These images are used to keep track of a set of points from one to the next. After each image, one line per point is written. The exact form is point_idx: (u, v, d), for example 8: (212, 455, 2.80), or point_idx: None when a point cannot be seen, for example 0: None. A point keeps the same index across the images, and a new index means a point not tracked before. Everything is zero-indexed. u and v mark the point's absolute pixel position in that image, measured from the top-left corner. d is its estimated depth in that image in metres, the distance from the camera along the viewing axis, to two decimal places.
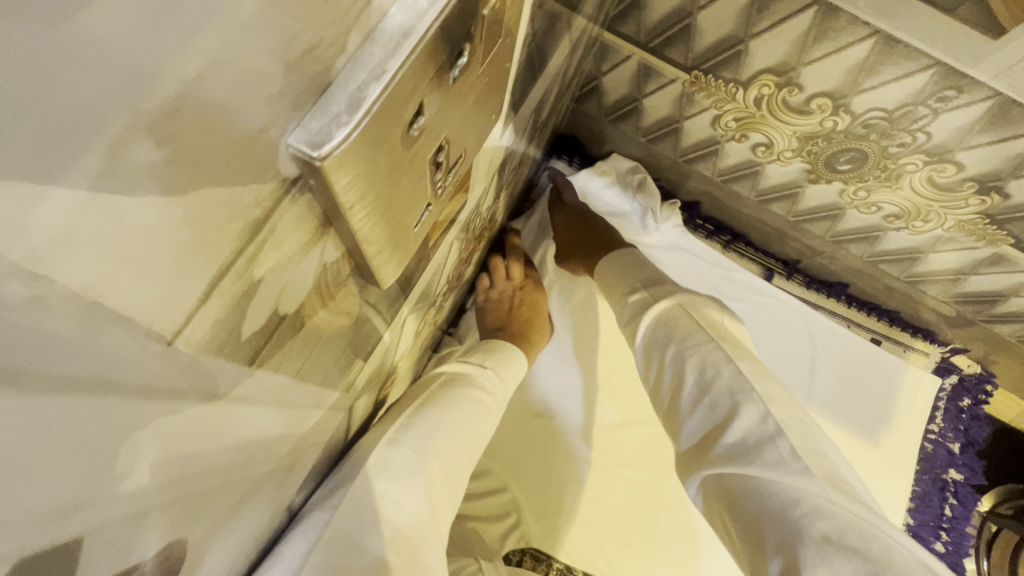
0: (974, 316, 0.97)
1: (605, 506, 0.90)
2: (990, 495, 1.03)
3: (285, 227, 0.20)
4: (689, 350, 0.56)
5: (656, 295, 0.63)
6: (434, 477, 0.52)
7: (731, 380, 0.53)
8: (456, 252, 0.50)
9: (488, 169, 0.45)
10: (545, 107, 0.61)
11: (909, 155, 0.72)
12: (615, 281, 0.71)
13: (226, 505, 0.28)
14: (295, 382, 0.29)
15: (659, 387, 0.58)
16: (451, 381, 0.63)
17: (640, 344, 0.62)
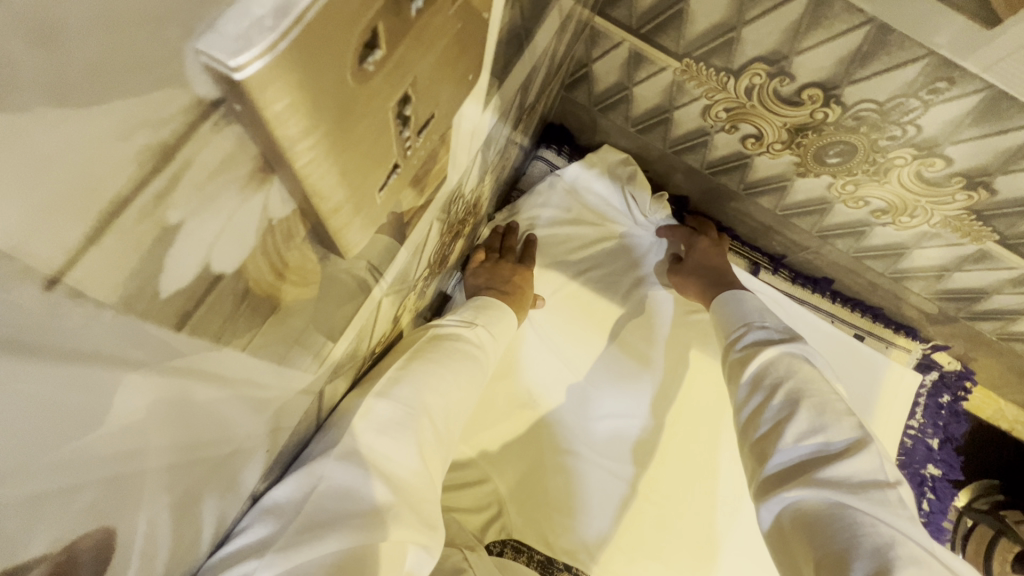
0: (956, 313, 0.97)
1: (591, 494, 0.90)
2: (966, 490, 1.04)
3: (209, 170, 0.16)
4: (811, 390, 0.58)
5: (781, 337, 0.65)
6: (424, 427, 0.55)
7: (850, 428, 0.55)
8: (437, 233, 0.48)
9: (468, 149, 0.43)
10: (532, 90, 0.59)
11: (898, 149, 0.72)
12: (737, 313, 0.72)
13: (192, 482, 0.27)
14: (248, 359, 0.25)
15: (759, 409, 0.59)
16: (436, 339, 0.64)
17: (747, 374, 0.63)
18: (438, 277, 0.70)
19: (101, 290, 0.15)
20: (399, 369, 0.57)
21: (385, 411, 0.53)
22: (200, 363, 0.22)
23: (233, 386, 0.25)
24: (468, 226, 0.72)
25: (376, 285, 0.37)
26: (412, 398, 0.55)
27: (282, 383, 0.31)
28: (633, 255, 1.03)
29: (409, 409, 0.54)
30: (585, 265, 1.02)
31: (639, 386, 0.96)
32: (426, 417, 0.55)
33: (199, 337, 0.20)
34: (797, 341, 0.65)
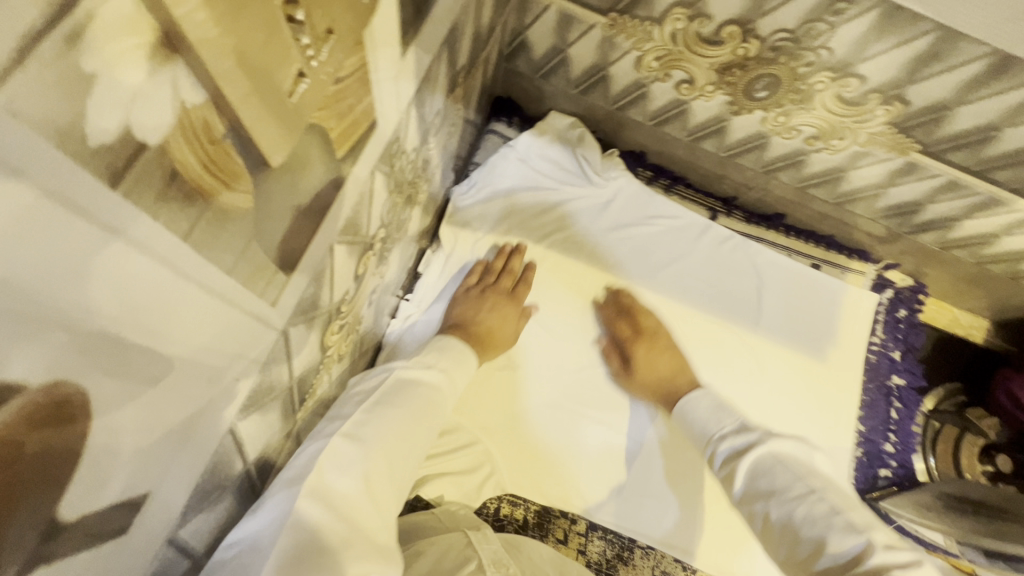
0: (899, 229, 1.03)
1: (573, 444, 0.95)
2: (934, 395, 1.10)
3: (111, 32, 0.18)
4: (794, 501, 0.58)
5: (751, 442, 0.67)
6: (375, 464, 0.53)
7: (846, 530, 0.54)
8: (382, 189, 0.51)
9: (402, 100, 0.46)
10: (462, 53, 0.62)
11: (817, 74, 0.76)
12: (700, 424, 0.77)
13: (176, 391, 0.28)
14: (217, 270, 0.28)
15: (766, 520, 0.60)
16: (400, 382, 0.63)
17: (737, 492, 0.64)
18: (399, 247, 0.72)
19: (41, 157, 0.17)
20: (363, 409, 0.58)
21: (341, 448, 0.52)
22: (136, 307, 0.23)
23: (174, 328, 0.26)
24: (423, 196, 0.75)
25: (326, 227, 0.39)
26: (371, 436, 0.55)
27: (241, 306, 0.31)
28: (591, 224, 1.07)
29: (367, 444, 0.54)
30: (546, 230, 1.06)
31: (619, 335, 1.02)
32: (381, 456, 0.54)
33: (161, 214, 0.22)
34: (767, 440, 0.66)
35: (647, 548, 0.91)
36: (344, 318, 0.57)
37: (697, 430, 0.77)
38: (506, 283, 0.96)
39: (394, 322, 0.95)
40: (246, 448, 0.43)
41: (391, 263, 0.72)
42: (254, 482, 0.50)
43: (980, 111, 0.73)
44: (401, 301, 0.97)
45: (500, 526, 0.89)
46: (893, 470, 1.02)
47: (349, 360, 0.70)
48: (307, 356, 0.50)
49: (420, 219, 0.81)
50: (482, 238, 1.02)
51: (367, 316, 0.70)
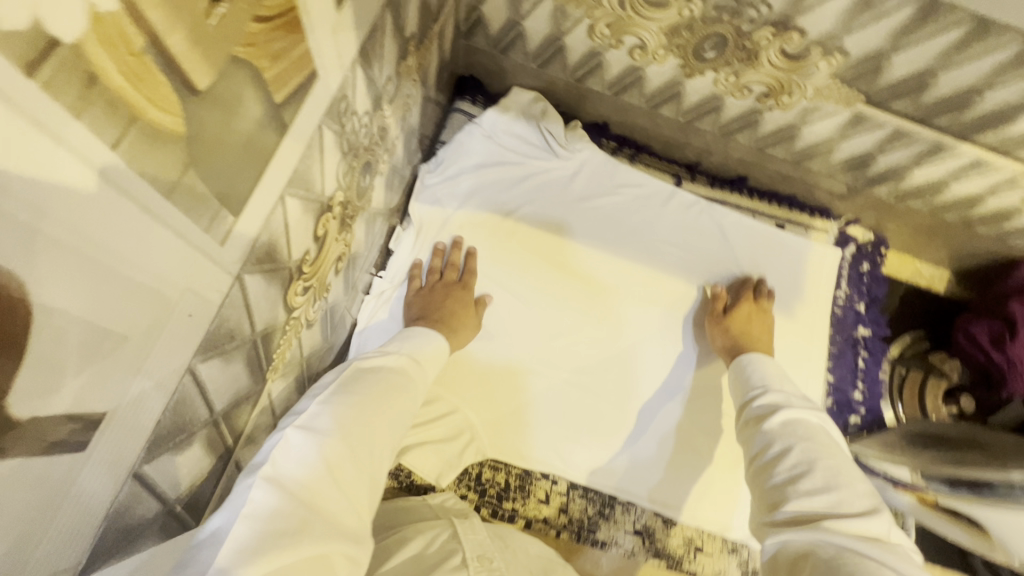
0: (856, 182, 1.06)
1: (550, 410, 0.98)
2: (898, 343, 1.14)
3: None
4: (823, 454, 0.59)
5: (796, 403, 0.67)
6: (335, 450, 0.50)
7: (863, 493, 0.55)
8: (333, 147, 0.53)
9: (345, 56, 0.48)
10: (410, 19, 0.64)
11: (760, 31, 0.79)
12: (758, 374, 0.74)
13: (124, 314, 0.30)
14: (160, 197, 0.29)
15: (774, 460, 0.60)
16: (360, 373, 0.60)
17: (767, 426, 0.64)
18: (363, 216, 0.74)
19: None
20: (321, 400, 0.55)
21: (297, 439, 0.50)
22: (79, 220, 0.25)
23: (110, 243, 0.27)
24: (385, 167, 0.77)
25: (272, 173, 0.41)
26: (328, 424, 0.52)
27: (185, 235, 0.32)
28: (558, 196, 1.09)
29: (325, 432, 0.51)
30: (514, 203, 1.08)
31: (593, 304, 1.04)
32: (342, 442, 0.51)
33: (94, 129, 0.24)
34: (814, 410, 0.66)
35: (626, 504, 0.95)
36: (307, 279, 0.59)
37: (747, 380, 0.76)
38: (452, 275, 0.98)
39: (367, 297, 0.98)
40: (211, 395, 0.45)
41: (356, 233, 0.73)
42: (226, 437, 0.51)
43: (915, 57, 0.76)
44: (374, 278, 0.99)
45: (482, 490, 0.94)
46: (861, 416, 1.06)
47: (320, 328, 0.72)
48: (269, 312, 0.51)
49: (385, 192, 0.83)
50: (451, 215, 1.04)
51: (335, 285, 0.72)
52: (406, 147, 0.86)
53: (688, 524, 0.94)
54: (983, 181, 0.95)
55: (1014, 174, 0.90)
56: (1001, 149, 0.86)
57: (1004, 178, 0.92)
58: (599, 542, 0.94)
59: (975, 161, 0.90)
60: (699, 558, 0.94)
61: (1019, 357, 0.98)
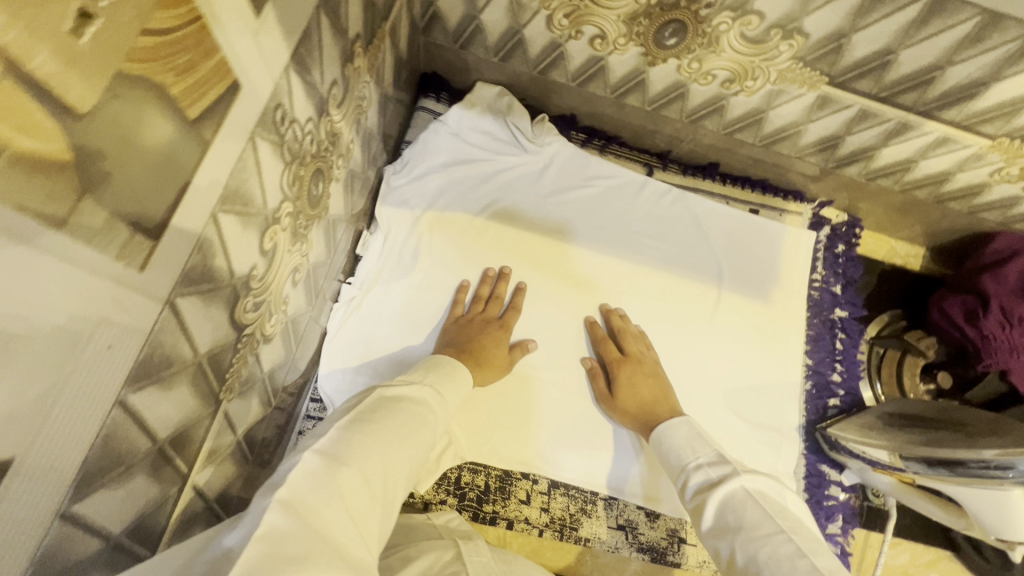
0: (826, 165, 1.06)
1: (534, 411, 0.96)
2: (875, 323, 1.14)
3: None
4: (758, 541, 0.57)
5: (719, 476, 0.67)
6: (349, 477, 0.53)
7: (806, 569, 0.52)
8: (272, 159, 0.51)
9: (274, 62, 0.46)
10: (352, 20, 0.61)
11: (719, 15, 0.78)
12: (674, 451, 0.75)
13: (16, 354, 0.28)
14: (48, 231, 0.27)
15: (733, 565, 0.59)
16: (382, 400, 0.66)
17: (706, 526, 0.63)
18: (320, 225, 0.72)
19: None
20: (339, 429, 0.59)
21: (313, 463, 0.52)
22: None
23: None
24: (341, 174, 0.75)
25: (194, 192, 0.39)
26: (344, 452, 0.55)
27: (73, 259, 0.29)
28: (528, 191, 1.08)
29: (340, 458, 0.54)
30: (484, 200, 1.06)
31: (574, 301, 1.04)
32: (356, 469, 0.54)
33: None
34: (736, 474, 0.66)
35: (608, 499, 0.96)
36: (258, 295, 0.57)
37: (670, 458, 0.76)
38: (495, 308, 0.98)
39: (338, 305, 0.95)
40: (149, 424, 0.43)
41: (313, 243, 0.71)
42: (175, 463, 0.50)
43: (874, 35, 0.75)
44: (343, 285, 0.96)
45: (461, 493, 0.94)
46: (840, 399, 1.06)
47: (281, 342, 0.70)
48: (213, 333, 0.50)
49: (345, 199, 0.81)
50: (420, 216, 1.02)
51: (295, 297, 0.70)
52: (366, 151, 0.84)
53: (671, 516, 0.95)
54: (951, 158, 0.94)
55: (981, 149, 0.90)
56: (966, 125, 0.86)
57: (971, 154, 0.92)
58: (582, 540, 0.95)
59: (942, 138, 0.90)
60: (683, 549, 0.95)
61: (993, 331, 0.98)
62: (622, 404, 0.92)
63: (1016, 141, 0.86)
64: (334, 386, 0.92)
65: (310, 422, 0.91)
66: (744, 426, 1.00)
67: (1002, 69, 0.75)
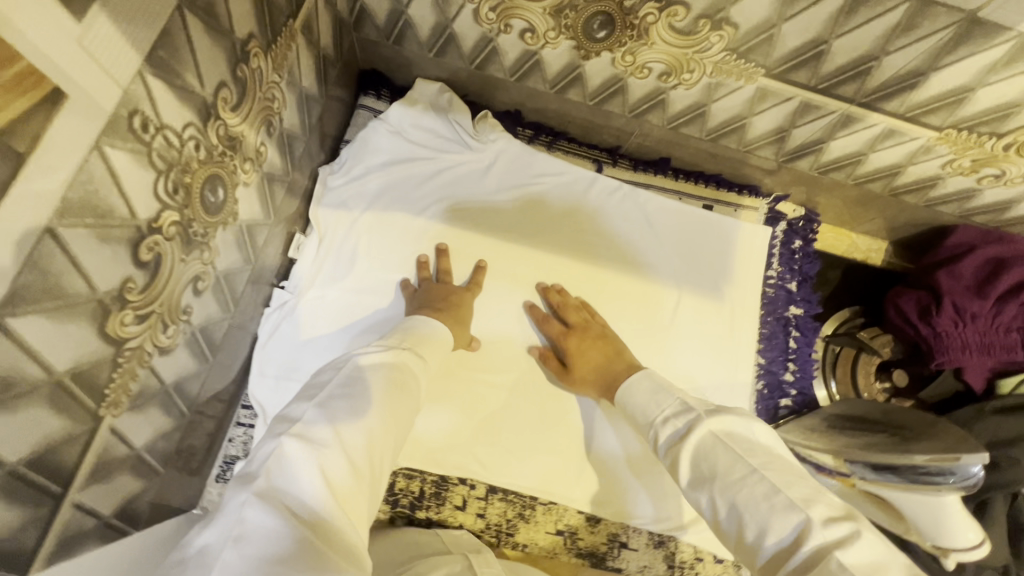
0: (777, 158, 1.02)
1: (478, 414, 0.96)
2: (833, 320, 1.12)
3: None
4: (733, 487, 0.59)
5: (685, 425, 0.68)
6: (335, 462, 0.58)
7: (788, 511, 0.55)
8: (135, 169, 0.49)
9: (119, 66, 0.43)
10: (240, 17, 0.59)
11: (644, 6, 0.75)
12: (640, 408, 0.76)
13: None
14: None
15: (715, 517, 0.61)
16: (359, 373, 0.71)
17: (685, 481, 0.64)
18: (229, 232, 0.70)
19: None
20: (316, 408, 0.63)
21: (297, 451, 0.57)
22: None
23: None
24: (253, 178, 0.73)
25: (12, 208, 0.37)
26: (323, 434, 0.60)
27: None
28: (473, 188, 1.05)
29: (324, 444, 0.59)
30: (429, 197, 1.03)
31: (524, 299, 1.02)
32: (339, 453, 0.59)
33: None
34: (701, 419, 0.67)
35: (548, 504, 0.96)
36: (142, 307, 0.55)
37: (638, 415, 0.77)
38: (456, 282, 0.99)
39: (270, 310, 0.93)
40: None
41: (220, 249, 0.69)
42: (41, 483, 0.48)
43: (804, 25, 0.71)
44: (275, 289, 0.94)
45: (394, 501, 0.93)
46: (792, 399, 1.04)
47: (190, 352, 0.69)
48: (75, 350, 0.48)
49: (264, 203, 0.78)
50: (359, 217, 0.99)
51: (201, 305, 0.68)
52: (287, 154, 0.82)
53: (612, 521, 0.95)
54: (901, 150, 0.91)
55: (929, 141, 0.86)
56: (910, 116, 0.82)
57: (921, 146, 0.88)
58: (520, 544, 0.96)
59: (889, 130, 0.86)
60: (624, 553, 0.96)
61: (946, 328, 0.95)
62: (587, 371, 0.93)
63: (965, 133, 0.82)
64: (266, 394, 0.90)
65: (240, 430, 0.91)
66: None
67: (939, 58, 0.71)
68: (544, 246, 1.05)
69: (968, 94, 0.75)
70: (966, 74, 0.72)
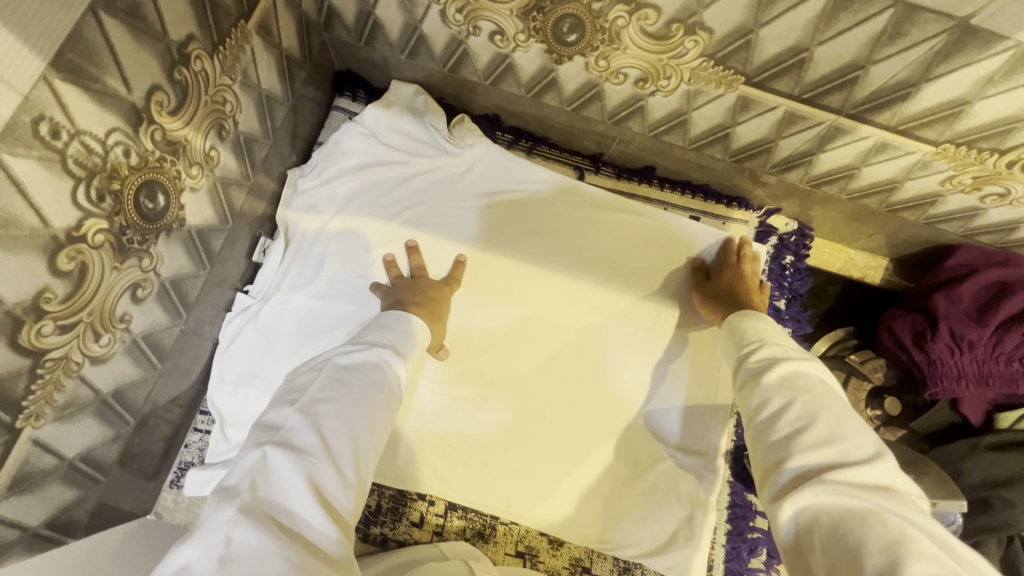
0: (766, 170, 0.97)
1: (446, 428, 0.94)
2: (825, 340, 1.07)
3: None
4: (824, 407, 0.56)
5: (798, 353, 0.65)
6: (321, 471, 0.54)
7: (865, 440, 0.53)
8: (42, 177, 0.47)
9: (14, 72, 0.42)
10: (175, 18, 0.57)
11: (613, 9, 0.71)
12: (756, 328, 0.73)
13: None
14: None
15: (773, 419, 0.58)
16: (336, 371, 0.65)
17: (763, 384, 0.62)
18: (174, 239, 0.68)
19: None
20: (299, 412, 0.58)
21: (282, 462, 0.53)
22: None
23: None
24: (203, 183, 0.71)
25: None
26: (309, 440, 0.56)
27: None
28: (451, 195, 1.02)
29: (310, 452, 0.54)
30: (412, 199, 1.01)
31: (497, 310, 0.99)
32: (325, 462, 0.55)
33: None
34: (815, 358, 0.64)
35: (507, 524, 0.94)
36: (64, 318, 0.54)
37: (743, 336, 0.73)
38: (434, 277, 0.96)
39: (232, 315, 0.91)
40: None
41: (164, 255, 0.67)
42: None
43: (782, 31, 0.67)
44: (238, 293, 0.93)
45: None
46: None
47: (130, 359, 0.67)
48: None
49: (218, 207, 0.77)
50: (329, 222, 0.97)
51: (143, 313, 0.67)
52: (246, 157, 0.80)
53: (574, 544, 0.93)
54: (897, 165, 0.85)
55: (926, 156, 0.80)
56: (904, 129, 0.76)
57: (917, 162, 0.82)
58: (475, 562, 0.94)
59: (881, 143, 0.81)
60: None
61: (940, 356, 0.90)
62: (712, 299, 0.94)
63: (964, 148, 0.76)
64: (223, 399, 0.88)
65: (197, 435, 0.89)
66: (663, 449, 0.95)
67: (930, 68, 0.66)
68: (528, 253, 1.01)
69: (965, 107, 0.69)
70: (963, 85, 0.66)
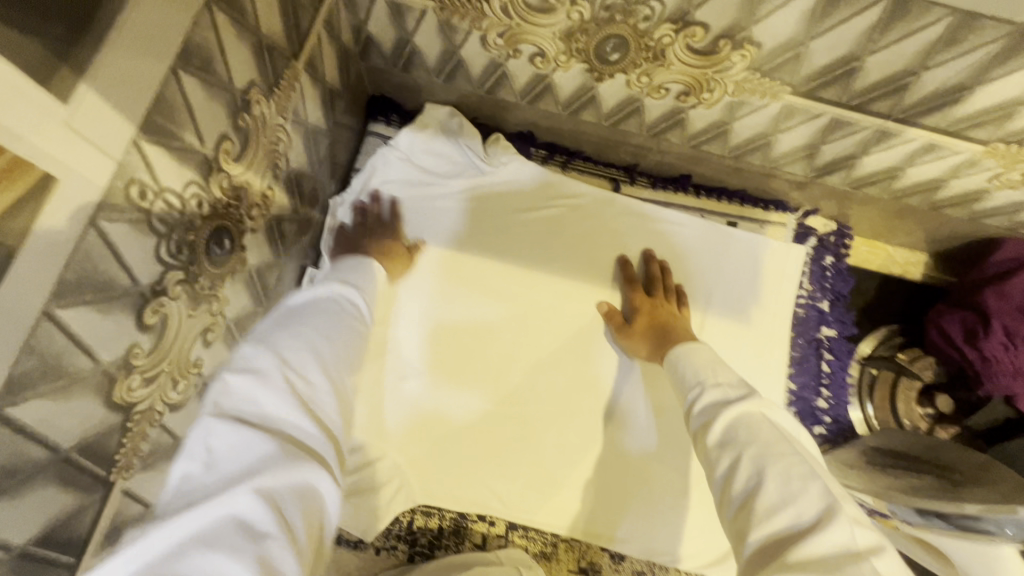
0: (806, 174, 0.96)
1: (467, 432, 0.94)
2: (870, 340, 1.07)
3: None
4: (772, 456, 0.51)
5: (737, 396, 0.60)
6: (285, 377, 0.48)
7: (817, 496, 0.48)
8: (129, 237, 0.47)
9: (111, 141, 0.42)
10: (240, 67, 0.57)
11: (659, 28, 0.70)
12: (692, 368, 0.67)
13: None
14: None
15: (727, 482, 0.53)
16: (287, 311, 0.58)
17: (711, 443, 0.56)
18: (237, 281, 0.69)
19: None
20: (254, 341, 0.52)
21: (237, 383, 0.47)
22: None
23: None
24: (261, 222, 0.71)
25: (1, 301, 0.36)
26: (264, 357, 0.49)
27: None
28: (481, 210, 1.00)
29: (261, 368, 0.48)
30: (442, 215, 0.99)
31: (518, 311, 0.98)
32: (285, 369, 0.49)
33: None
34: (757, 398, 0.59)
35: (569, 542, 0.95)
36: (149, 370, 0.54)
37: (682, 378, 0.68)
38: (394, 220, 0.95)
39: None
40: None
41: (230, 297, 0.68)
42: (53, 557, 0.49)
43: (833, 43, 0.67)
44: None
45: (413, 539, 0.94)
46: (826, 427, 1.00)
47: None
48: (79, 426, 0.48)
49: (273, 243, 0.77)
50: None
51: (212, 356, 0.68)
52: (296, 191, 0.81)
53: (635, 559, 0.95)
54: (943, 164, 0.84)
55: (974, 155, 0.80)
56: (952, 131, 0.76)
57: (965, 160, 0.82)
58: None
59: (928, 144, 0.80)
60: None
61: (995, 353, 0.89)
62: (640, 330, 0.91)
63: (1014, 146, 0.76)
64: None
65: None
66: None
67: (986, 72, 0.65)
68: (522, 259, 0.99)
69: (1018, 107, 0.69)
70: (1017, 87, 0.66)
